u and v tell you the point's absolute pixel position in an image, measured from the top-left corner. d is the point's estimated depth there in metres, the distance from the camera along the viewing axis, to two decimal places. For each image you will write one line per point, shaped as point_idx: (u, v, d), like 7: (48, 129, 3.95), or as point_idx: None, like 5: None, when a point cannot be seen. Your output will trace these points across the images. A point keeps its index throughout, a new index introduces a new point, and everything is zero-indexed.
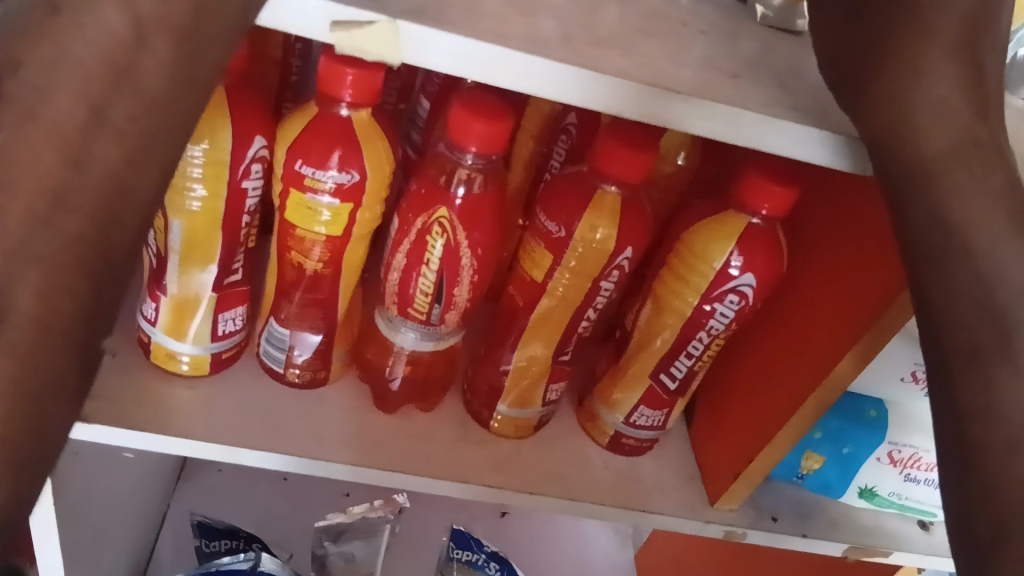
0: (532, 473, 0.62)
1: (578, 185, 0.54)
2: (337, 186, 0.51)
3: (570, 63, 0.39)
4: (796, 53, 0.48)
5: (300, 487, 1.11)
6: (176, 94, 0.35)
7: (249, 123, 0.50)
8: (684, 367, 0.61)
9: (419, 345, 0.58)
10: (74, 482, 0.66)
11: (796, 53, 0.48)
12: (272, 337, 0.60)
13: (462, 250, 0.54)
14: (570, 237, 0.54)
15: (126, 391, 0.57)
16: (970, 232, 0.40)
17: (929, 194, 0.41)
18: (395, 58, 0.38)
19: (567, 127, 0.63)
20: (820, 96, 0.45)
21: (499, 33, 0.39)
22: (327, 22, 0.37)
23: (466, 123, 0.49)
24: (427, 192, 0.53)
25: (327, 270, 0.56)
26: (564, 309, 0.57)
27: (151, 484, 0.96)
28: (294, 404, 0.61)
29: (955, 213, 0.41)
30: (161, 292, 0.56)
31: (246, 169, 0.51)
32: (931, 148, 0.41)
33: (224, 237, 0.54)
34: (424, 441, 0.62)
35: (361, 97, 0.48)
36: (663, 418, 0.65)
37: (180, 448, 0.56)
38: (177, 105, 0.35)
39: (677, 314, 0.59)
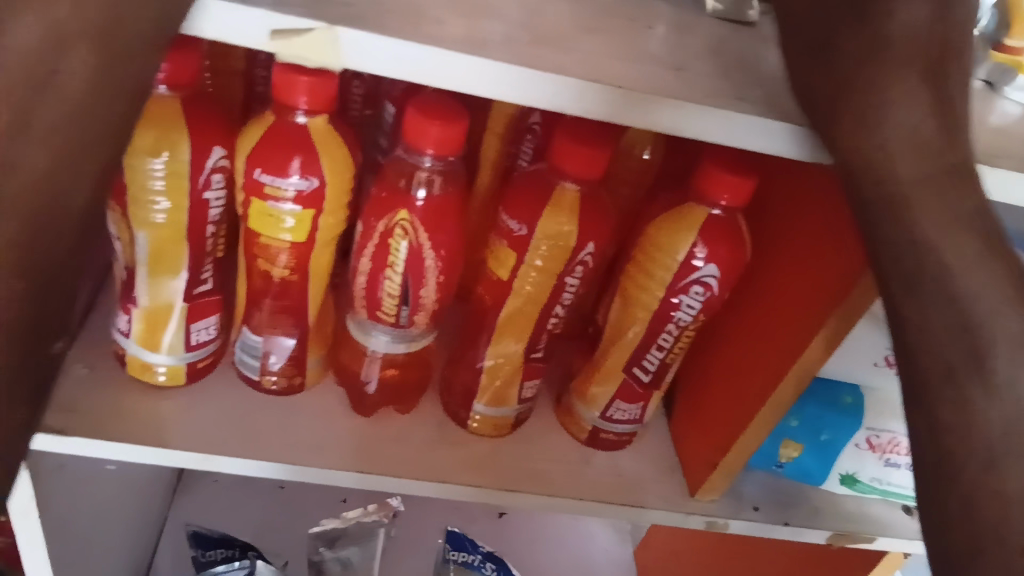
0: (510, 472, 0.62)
1: (537, 183, 0.54)
2: (298, 193, 0.51)
3: (511, 62, 0.39)
4: (746, 43, 0.49)
5: (296, 494, 1.12)
6: (108, 104, 0.36)
7: (207, 134, 0.50)
8: (656, 360, 0.61)
9: (392, 347, 0.59)
10: (61, 496, 0.67)
11: (746, 43, 0.49)
12: (246, 345, 0.61)
13: (426, 251, 0.54)
14: (531, 235, 0.54)
15: (103, 404, 0.58)
16: (943, 258, 0.41)
17: (902, 230, 0.41)
18: (335, 62, 0.38)
19: (531, 127, 0.62)
20: (770, 86, 0.45)
21: (440, 35, 0.39)
22: (266, 30, 0.37)
23: (420, 126, 0.49)
24: (387, 195, 0.53)
25: (294, 276, 0.57)
26: (533, 306, 0.58)
27: (146, 496, 0.97)
28: (271, 412, 0.62)
29: (916, 182, 0.41)
30: (133, 304, 0.57)
31: (206, 180, 0.52)
32: (906, 174, 0.41)
33: (191, 249, 0.55)
34: (401, 442, 0.62)
35: (316, 103, 0.49)
36: (639, 412, 0.65)
37: (157, 457, 0.57)
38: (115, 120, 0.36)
39: (644, 307, 0.59)
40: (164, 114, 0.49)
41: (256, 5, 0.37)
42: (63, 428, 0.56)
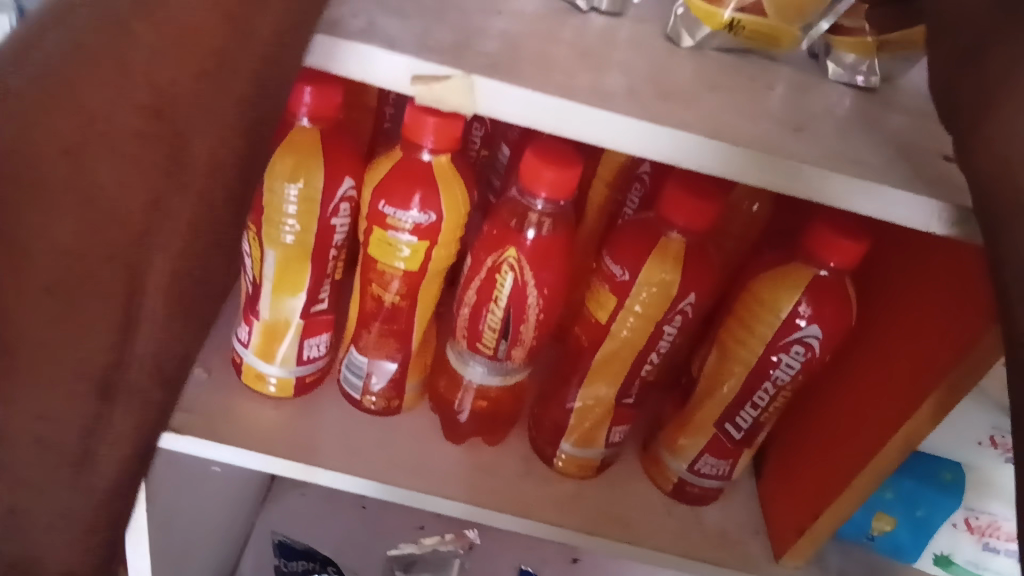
0: (592, 514, 0.63)
1: (644, 231, 0.56)
2: (416, 225, 0.55)
3: (631, 115, 0.42)
4: (865, 108, 0.49)
5: (375, 514, 1.13)
6: None
7: (339, 165, 0.54)
8: (750, 417, 0.61)
9: (486, 379, 0.61)
10: (169, 490, 0.72)
11: (865, 108, 0.49)
12: (351, 364, 0.64)
13: (529, 289, 0.56)
14: (633, 281, 0.55)
15: (218, 406, 0.63)
16: None
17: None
18: (470, 108, 0.42)
19: (640, 176, 0.64)
20: (887, 153, 0.45)
21: (566, 86, 0.42)
22: (409, 75, 0.41)
23: (535, 170, 0.52)
24: (498, 232, 0.56)
25: (404, 303, 0.60)
26: (629, 351, 0.58)
27: (239, 502, 1.02)
28: (368, 430, 0.65)
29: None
30: (255, 316, 0.61)
31: (334, 208, 0.56)
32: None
33: (313, 269, 0.59)
34: (488, 474, 0.64)
35: (442, 144, 0.52)
36: (728, 468, 0.64)
37: (261, 463, 0.61)
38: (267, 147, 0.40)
39: (742, 363, 0.59)
40: (304, 144, 0.53)
41: (402, 53, 0.41)
42: (180, 426, 0.60)
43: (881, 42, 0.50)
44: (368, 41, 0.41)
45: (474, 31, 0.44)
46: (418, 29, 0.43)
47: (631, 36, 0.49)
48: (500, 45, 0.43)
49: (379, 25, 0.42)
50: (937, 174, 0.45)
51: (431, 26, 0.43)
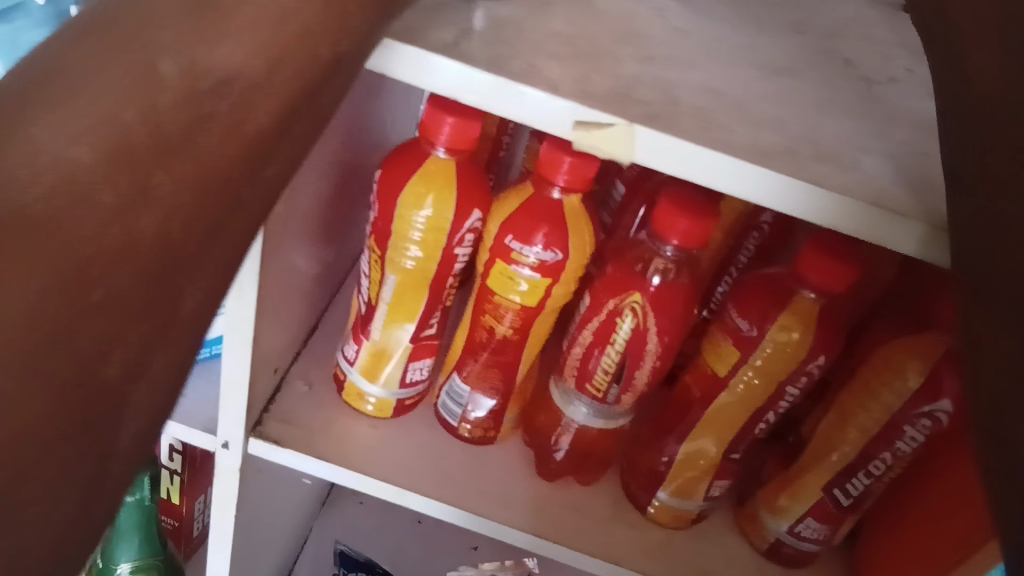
0: (683, 568, 0.61)
1: (772, 287, 0.55)
2: (540, 261, 0.54)
3: (793, 176, 0.40)
4: None
5: (433, 532, 1.13)
6: None
7: (470, 198, 0.54)
8: (862, 484, 0.59)
9: (590, 421, 0.60)
10: (254, 496, 0.72)
11: None
12: (452, 391, 0.64)
13: (649, 335, 0.55)
14: (760, 336, 0.54)
15: (316, 421, 0.63)
16: None
17: None
18: (627, 157, 0.41)
19: (761, 226, 0.62)
20: None
21: (727, 141, 0.41)
22: (571, 120, 0.40)
23: (671, 218, 0.51)
24: (622, 275, 0.55)
25: (515, 336, 0.59)
26: (743, 406, 0.57)
27: (303, 509, 1.02)
28: (461, 459, 0.64)
29: None
30: (364, 336, 0.61)
31: (460, 238, 0.56)
32: None
33: (429, 296, 0.59)
34: (580, 514, 0.63)
35: (574, 183, 0.52)
36: (830, 533, 0.62)
37: (356, 483, 0.61)
38: None
39: (860, 430, 0.58)
40: (440, 173, 0.53)
41: (566, 98, 0.40)
42: (279, 438, 0.61)
43: None
44: (533, 84, 0.40)
45: (631, 76, 0.43)
46: (577, 71, 0.42)
47: (794, 87, 0.46)
48: (658, 93, 0.42)
49: (540, 66, 0.41)
50: None
51: (590, 69, 0.42)
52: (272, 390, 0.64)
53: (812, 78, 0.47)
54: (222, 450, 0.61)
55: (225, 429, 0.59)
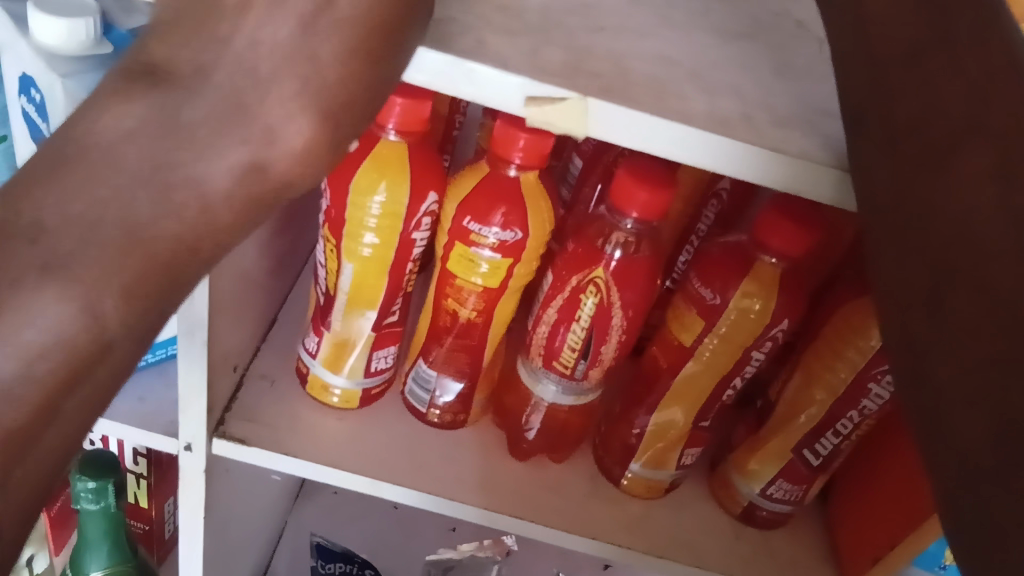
0: (661, 537, 0.62)
1: (735, 256, 0.55)
2: (500, 241, 0.53)
3: (751, 142, 0.40)
4: None
5: (408, 517, 1.12)
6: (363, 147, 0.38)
7: (424, 181, 0.53)
8: (831, 444, 0.60)
9: (559, 398, 0.59)
10: (223, 497, 0.71)
11: None
12: (419, 377, 0.63)
13: (615, 310, 0.55)
14: (725, 305, 0.54)
15: (282, 417, 0.62)
16: None
17: None
18: (581, 131, 0.40)
19: (718, 193, 0.62)
20: None
21: (683, 110, 0.40)
22: (522, 96, 0.39)
23: (630, 190, 0.51)
24: (584, 251, 0.55)
25: (479, 319, 0.59)
26: (710, 375, 0.58)
27: (275, 506, 1.00)
28: (433, 445, 0.63)
29: None
30: (325, 328, 0.60)
31: (416, 222, 0.54)
32: None
33: (389, 283, 0.57)
34: (555, 492, 0.62)
35: (529, 159, 0.51)
36: (801, 494, 0.63)
37: (328, 476, 0.60)
38: None
39: (828, 390, 0.59)
40: (393, 157, 0.52)
41: (516, 73, 0.39)
42: (245, 436, 0.60)
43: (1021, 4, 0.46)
44: (481, 60, 0.39)
45: (582, 47, 0.42)
46: (526, 45, 0.41)
47: (745, 53, 0.45)
48: (611, 64, 0.41)
49: (487, 43, 0.40)
50: None
51: (540, 43, 0.41)
52: (234, 388, 0.62)
53: (765, 42, 0.46)
54: (185, 452, 0.59)
55: (186, 432, 0.58)
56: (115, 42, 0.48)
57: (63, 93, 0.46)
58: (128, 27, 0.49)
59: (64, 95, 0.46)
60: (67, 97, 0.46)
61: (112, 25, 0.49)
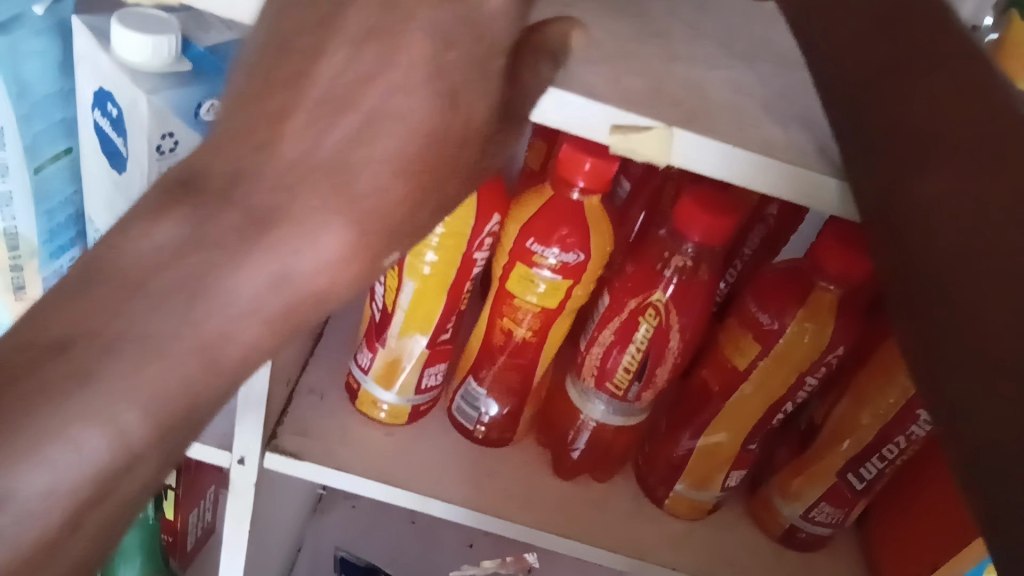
0: (706, 558, 0.62)
1: (790, 282, 0.56)
2: (561, 263, 0.55)
3: (829, 172, 0.41)
4: None
5: (428, 529, 1.12)
6: None
7: (489, 203, 0.55)
8: (875, 468, 0.61)
9: (609, 418, 0.60)
10: (262, 508, 0.71)
11: None
12: (467, 395, 0.64)
13: (671, 333, 0.56)
14: (781, 330, 0.55)
15: (332, 431, 0.63)
16: None
17: None
18: (664, 160, 0.41)
19: (766, 217, 0.63)
20: None
21: (762, 141, 0.41)
22: (608, 124, 0.40)
23: (694, 216, 0.52)
24: (643, 274, 0.56)
25: (534, 338, 0.60)
26: (762, 398, 0.58)
27: (299, 517, 1.00)
28: (480, 462, 0.63)
29: None
30: (380, 344, 0.60)
31: (479, 242, 0.56)
32: None
33: (446, 301, 0.58)
34: (601, 511, 0.63)
35: (595, 184, 0.52)
36: (843, 516, 0.63)
37: (377, 491, 0.60)
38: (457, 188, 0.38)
39: (875, 414, 0.60)
40: None
41: (602, 102, 0.40)
42: (297, 451, 0.60)
43: None
44: (570, 88, 0.40)
45: (662, 77, 0.43)
46: (610, 74, 0.42)
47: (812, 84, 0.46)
48: (692, 94, 0.42)
49: (573, 71, 0.41)
50: None
51: (622, 73, 0.42)
52: (285, 402, 0.63)
53: None
54: (237, 465, 0.60)
55: (241, 445, 0.58)
56: (194, 60, 0.51)
57: (147, 109, 0.48)
58: (205, 45, 0.52)
59: (149, 112, 0.48)
60: (152, 113, 0.48)
61: (190, 41, 0.51)
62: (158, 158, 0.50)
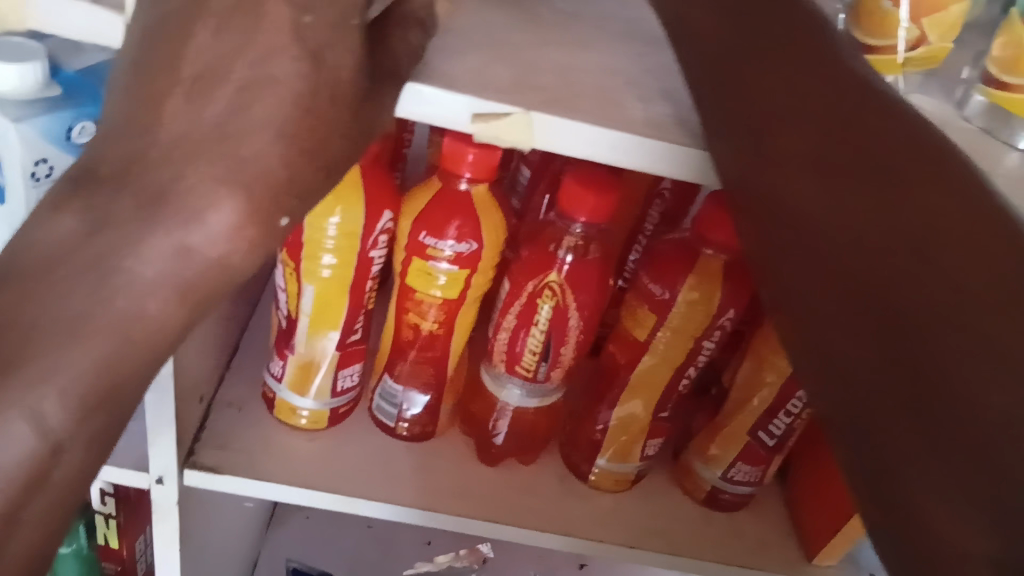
0: (632, 528, 0.63)
1: (680, 252, 0.58)
2: (456, 253, 0.56)
3: (687, 144, 0.43)
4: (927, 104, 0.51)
5: (384, 534, 1.12)
6: None
7: (380, 201, 0.55)
8: (784, 424, 0.63)
9: (524, 401, 0.62)
10: (196, 528, 0.70)
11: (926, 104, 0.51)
12: (385, 393, 0.64)
13: (571, 312, 0.58)
14: (675, 299, 0.57)
15: (252, 442, 0.62)
16: None
17: None
18: (528, 144, 0.42)
19: (660, 193, 0.65)
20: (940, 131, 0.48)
21: (622, 118, 0.43)
22: (470, 114, 0.41)
23: (577, 195, 0.53)
24: (539, 257, 0.57)
25: (441, 330, 0.60)
26: (666, 366, 0.60)
27: (249, 535, 0.99)
28: (403, 458, 0.64)
29: None
30: (290, 350, 0.61)
31: (375, 240, 0.57)
32: None
33: (350, 302, 0.59)
34: (527, 493, 0.64)
35: (479, 173, 0.53)
36: (760, 474, 0.66)
37: (301, 497, 0.60)
38: (323, 185, 0.39)
39: (777, 372, 0.62)
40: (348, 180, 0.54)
41: (462, 92, 0.41)
42: (216, 465, 0.60)
43: (906, 59, 0.51)
44: (428, 82, 0.41)
45: (522, 64, 0.44)
46: (470, 66, 0.43)
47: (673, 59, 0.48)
48: (551, 78, 0.44)
49: (432, 65, 0.42)
50: (979, 153, 0.47)
51: (482, 63, 0.43)
52: (201, 418, 0.63)
53: None
54: (157, 485, 0.59)
55: (158, 464, 0.58)
56: (63, 85, 0.50)
57: (16, 138, 0.48)
58: (75, 68, 0.51)
59: (19, 140, 0.48)
60: (23, 142, 0.48)
61: (59, 66, 0.51)
62: (34, 185, 0.50)
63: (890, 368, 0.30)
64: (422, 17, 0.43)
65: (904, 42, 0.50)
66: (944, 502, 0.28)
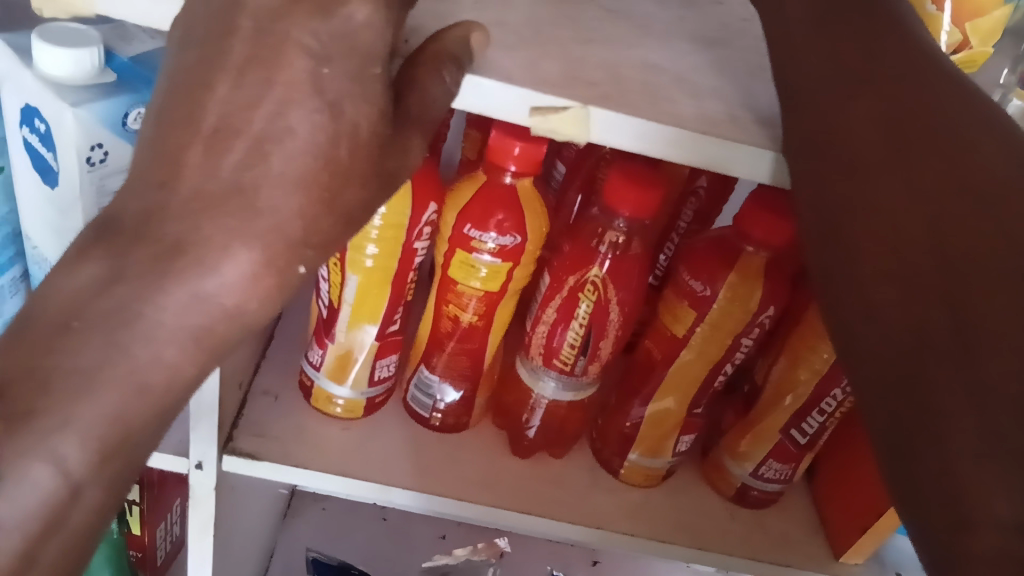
0: (663, 522, 0.64)
1: (720, 249, 0.58)
2: (499, 246, 0.56)
3: (741, 140, 0.43)
4: None
5: (400, 526, 1.12)
6: None
7: (425, 193, 0.56)
8: (816, 423, 0.63)
9: (560, 395, 0.62)
10: (226, 515, 0.71)
11: None
12: (421, 383, 0.65)
13: (610, 306, 0.59)
14: (714, 296, 0.58)
15: (289, 430, 0.63)
16: None
17: None
18: (583, 138, 0.43)
19: (696, 190, 0.66)
20: None
21: (676, 114, 0.43)
22: (528, 107, 0.42)
23: (622, 191, 0.54)
24: (580, 252, 0.58)
25: (480, 323, 0.61)
26: (702, 362, 0.61)
27: (267, 525, 1.00)
28: (437, 448, 0.64)
29: None
30: (329, 339, 0.61)
31: (419, 231, 0.57)
32: None
33: (391, 293, 0.60)
34: (559, 486, 0.64)
35: (525, 167, 0.53)
36: (791, 472, 0.66)
37: (336, 485, 0.61)
38: (384, 175, 0.39)
39: (811, 370, 0.62)
40: None
41: (521, 86, 0.41)
42: (253, 451, 0.60)
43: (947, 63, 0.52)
44: (487, 74, 0.42)
45: (577, 59, 0.45)
46: (528, 60, 0.43)
47: (724, 57, 0.48)
48: (606, 73, 0.44)
49: (491, 58, 0.43)
50: None
51: (539, 57, 0.44)
52: (239, 405, 0.63)
53: (740, 43, 0.50)
54: (195, 470, 0.59)
55: (197, 450, 0.58)
56: (118, 71, 0.51)
57: (74, 122, 0.48)
58: (129, 55, 0.52)
59: (76, 124, 0.48)
60: (80, 125, 0.48)
61: (113, 52, 0.52)
62: (89, 170, 0.50)
63: (959, 362, 0.34)
64: (456, 52, 0.40)
65: (946, 45, 0.51)
66: (977, 488, 0.32)
